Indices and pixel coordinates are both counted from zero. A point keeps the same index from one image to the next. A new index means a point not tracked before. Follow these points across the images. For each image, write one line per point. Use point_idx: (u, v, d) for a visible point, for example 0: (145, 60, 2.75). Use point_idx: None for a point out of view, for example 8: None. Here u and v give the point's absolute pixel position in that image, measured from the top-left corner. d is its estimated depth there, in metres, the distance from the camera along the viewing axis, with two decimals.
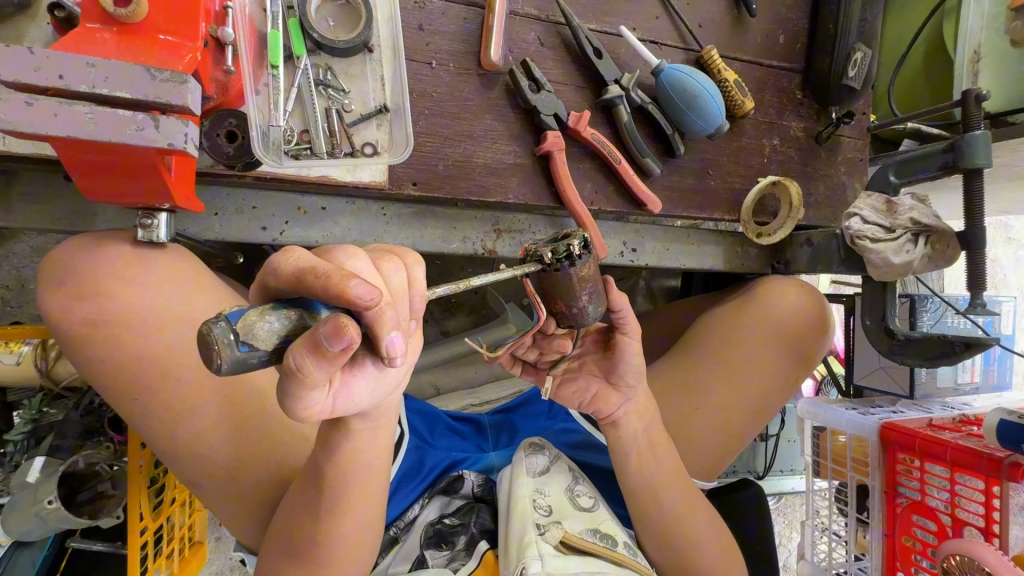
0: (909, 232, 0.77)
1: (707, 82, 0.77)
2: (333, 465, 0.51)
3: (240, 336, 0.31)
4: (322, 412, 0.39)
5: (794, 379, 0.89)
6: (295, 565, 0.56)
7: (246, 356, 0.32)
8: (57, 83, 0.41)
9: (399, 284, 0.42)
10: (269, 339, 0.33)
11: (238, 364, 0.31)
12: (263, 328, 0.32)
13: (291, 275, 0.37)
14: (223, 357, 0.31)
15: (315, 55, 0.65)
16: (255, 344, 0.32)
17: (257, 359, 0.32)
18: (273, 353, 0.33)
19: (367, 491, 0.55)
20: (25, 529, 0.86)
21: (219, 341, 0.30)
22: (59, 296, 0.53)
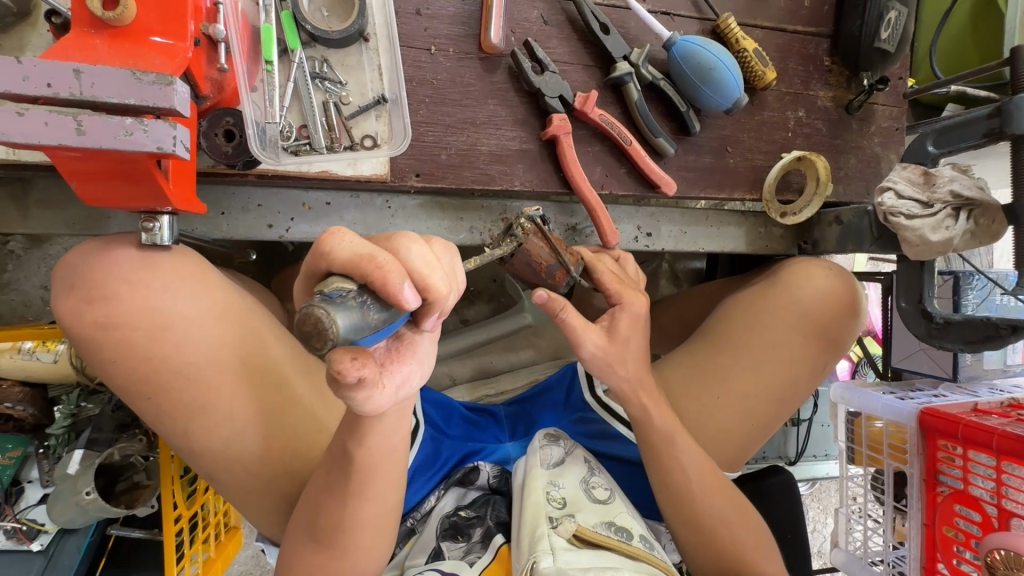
0: (949, 207, 0.71)
1: (723, 53, 0.73)
2: (350, 448, 0.51)
3: (325, 298, 0.36)
4: (389, 403, 0.43)
5: (824, 366, 0.85)
6: (315, 549, 0.57)
7: (347, 307, 0.36)
8: (45, 91, 0.41)
9: (450, 264, 0.45)
10: (351, 297, 0.37)
11: (343, 313, 0.35)
12: (336, 288, 0.38)
13: (346, 260, 0.40)
14: (327, 313, 0.34)
15: (311, 47, 0.64)
16: (343, 298, 0.36)
17: (354, 306, 0.36)
18: (362, 305, 0.37)
19: (376, 487, 0.55)
20: (69, 518, 0.90)
21: (313, 304, 0.34)
22: (70, 300, 0.54)
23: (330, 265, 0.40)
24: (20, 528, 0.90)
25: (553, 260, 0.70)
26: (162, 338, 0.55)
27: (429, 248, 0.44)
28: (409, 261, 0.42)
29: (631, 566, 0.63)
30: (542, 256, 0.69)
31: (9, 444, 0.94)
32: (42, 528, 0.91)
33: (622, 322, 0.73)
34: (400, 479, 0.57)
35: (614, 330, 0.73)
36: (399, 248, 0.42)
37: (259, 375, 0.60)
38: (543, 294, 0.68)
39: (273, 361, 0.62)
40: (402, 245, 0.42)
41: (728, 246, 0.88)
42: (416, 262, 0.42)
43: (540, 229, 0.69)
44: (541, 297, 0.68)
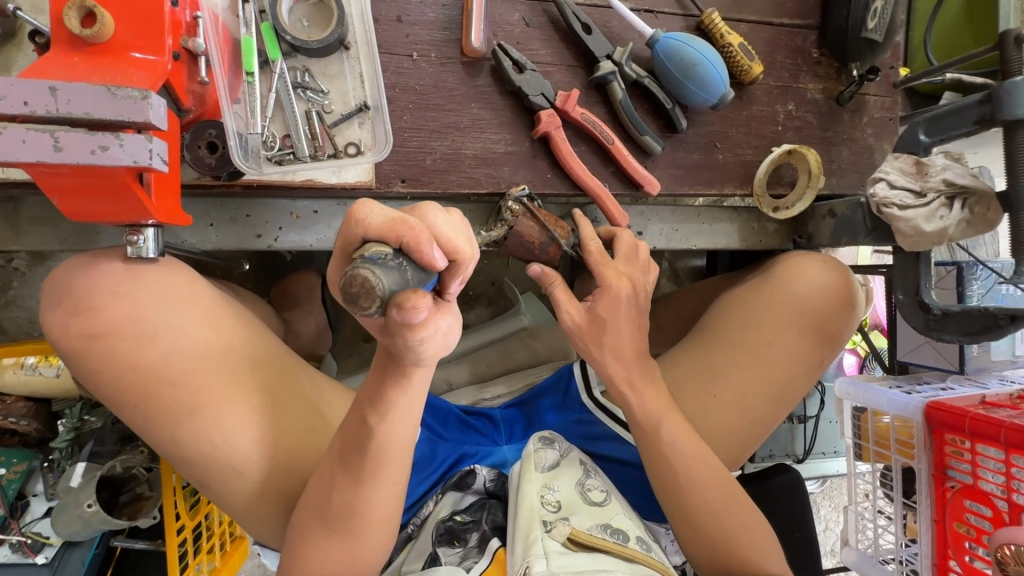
0: (942, 196, 0.70)
1: (706, 49, 0.72)
2: (368, 426, 0.52)
3: (367, 260, 0.38)
4: (439, 352, 0.45)
5: (823, 361, 0.83)
6: (327, 534, 0.55)
7: (390, 270, 0.37)
8: (23, 110, 0.42)
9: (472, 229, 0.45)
10: (391, 260, 0.38)
11: (387, 273, 0.37)
12: (374, 252, 0.39)
13: (378, 228, 0.41)
14: (374, 274, 0.36)
15: (292, 57, 0.64)
16: (385, 262, 0.38)
17: (396, 268, 0.38)
18: (402, 268, 0.39)
19: (365, 495, 0.54)
20: (73, 530, 0.91)
21: (359, 267, 0.36)
22: (59, 313, 0.55)
23: (365, 235, 0.41)
24: (26, 541, 0.91)
25: (544, 236, 0.72)
26: (149, 348, 0.55)
27: (454, 215, 0.44)
28: (436, 227, 0.42)
29: (627, 569, 0.63)
30: (533, 233, 0.71)
31: (14, 458, 0.95)
32: (46, 541, 0.92)
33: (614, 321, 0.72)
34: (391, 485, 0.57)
35: (593, 312, 0.72)
36: (424, 217, 0.43)
37: (248, 383, 0.59)
38: (537, 268, 0.70)
39: (262, 368, 0.62)
40: (426, 212, 0.43)
41: (721, 242, 0.87)
42: (443, 228, 0.42)
43: (528, 208, 0.72)
44: (536, 271, 0.70)
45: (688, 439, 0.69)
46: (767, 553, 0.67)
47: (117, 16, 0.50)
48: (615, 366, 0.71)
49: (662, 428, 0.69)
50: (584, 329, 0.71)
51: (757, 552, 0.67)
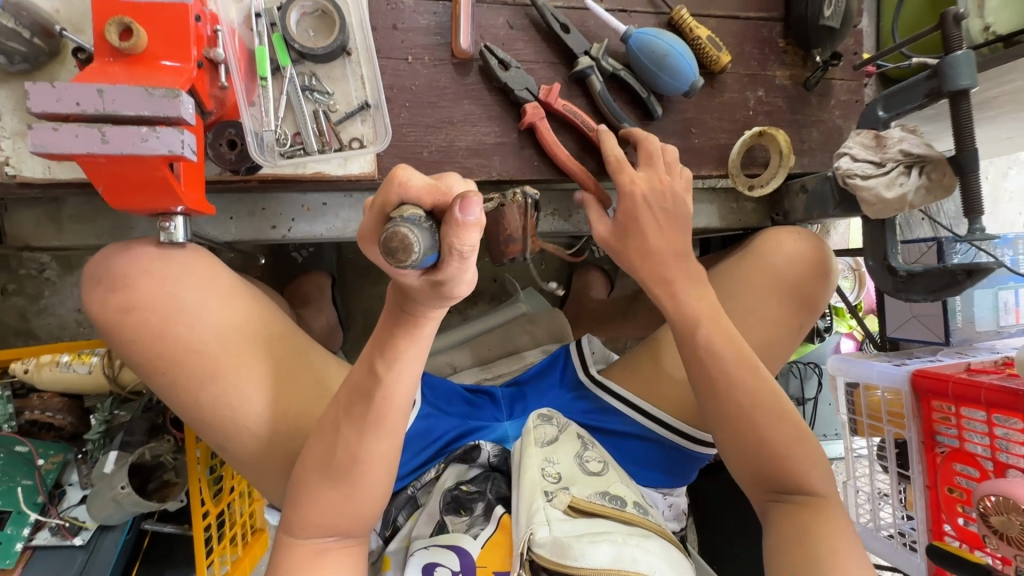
0: (901, 165, 0.75)
1: (676, 41, 0.79)
2: (364, 384, 0.59)
3: (405, 220, 0.44)
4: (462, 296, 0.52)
5: (802, 327, 0.88)
6: (328, 486, 0.61)
7: (422, 226, 0.44)
8: (75, 109, 0.50)
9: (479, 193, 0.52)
10: (423, 218, 0.45)
11: (421, 230, 0.43)
12: (410, 213, 0.45)
13: (417, 191, 0.46)
14: (411, 231, 0.43)
15: (300, 64, 0.72)
16: (419, 220, 0.44)
17: (428, 226, 0.44)
18: (432, 223, 0.45)
19: (372, 444, 0.60)
20: (107, 514, 0.97)
21: (399, 225, 0.42)
22: (99, 293, 0.62)
23: (400, 197, 0.46)
24: (64, 525, 0.98)
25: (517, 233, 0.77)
26: (177, 322, 0.62)
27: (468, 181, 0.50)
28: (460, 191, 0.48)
29: (626, 530, 0.70)
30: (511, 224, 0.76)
31: (51, 450, 1.02)
32: (83, 525, 0.99)
33: None
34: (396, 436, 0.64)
35: None
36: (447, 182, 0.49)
37: (262, 356, 0.66)
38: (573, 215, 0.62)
39: (276, 343, 0.68)
40: (449, 178, 0.48)
41: (701, 222, 0.93)
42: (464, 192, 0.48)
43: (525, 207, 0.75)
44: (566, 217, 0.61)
45: (730, 346, 0.69)
46: (814, 468, 0.66)
47: (150, 32, 0.58)
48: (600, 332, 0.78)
49: (697, 332, 0.70)
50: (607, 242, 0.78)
51: (804, 465, 0.66)
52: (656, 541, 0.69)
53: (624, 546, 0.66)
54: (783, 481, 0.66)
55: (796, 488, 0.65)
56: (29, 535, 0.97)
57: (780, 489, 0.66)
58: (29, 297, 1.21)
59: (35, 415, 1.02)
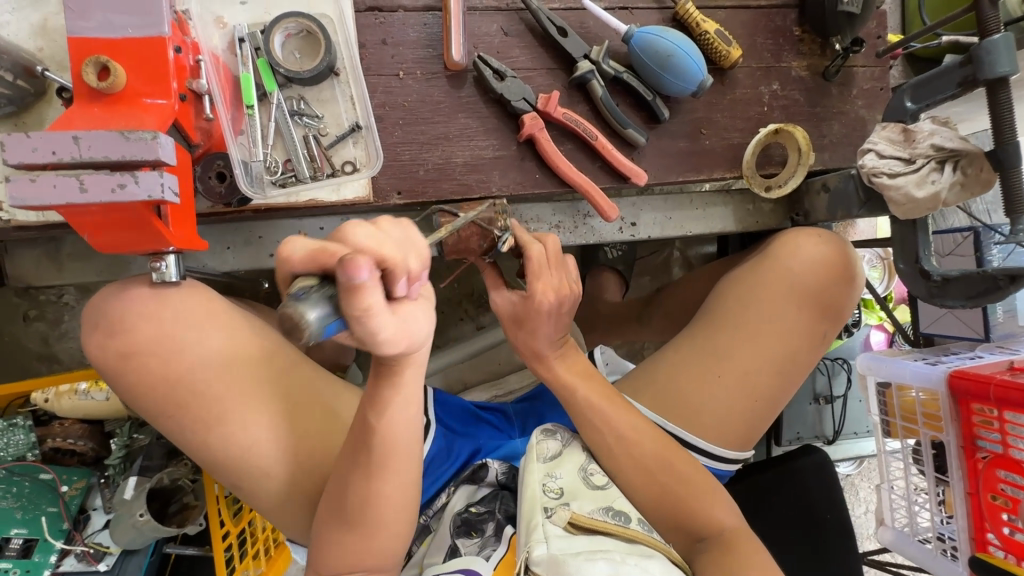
0: (932, 161, 0.69)
1: (681, 40, 0.74)
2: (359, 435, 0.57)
3: (292, 298, 0.39)
4: (407, 339, 0.47)
5: (824, 336, 0.84)
6: (352, 505, 0.59)
7: (311, 297, 0.39)
8: (52, 158, 0.48)
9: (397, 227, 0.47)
10: (313, 289, 0.40)
11: (312, 305, 0.39)
12: (300, 287, 0.40)
13: (305, 260, 0.42)
14: (298, 309, 0.38)
15: (288, 88, 0.69)
16: (307, 293, 0.39)
17: (319, 297, 0.40)
18: (325, 291, 0.40)
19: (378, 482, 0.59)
20: (129, 539, 0.98)
21: (283, 306, 0.38)
22: (97, 336, 0.61)
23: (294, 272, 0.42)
24: (89, 551, 0.99)
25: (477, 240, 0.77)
26: (177, 362, 0.61)
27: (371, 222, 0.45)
28: (359, 242, 0.42)
29: (626, 548, 0.65)
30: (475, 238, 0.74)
31: (74, 476, 1.04)
32: (107, 550, 1.00)
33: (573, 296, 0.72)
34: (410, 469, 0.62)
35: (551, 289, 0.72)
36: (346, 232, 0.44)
37: (266, 392, 0.64)
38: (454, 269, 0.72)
39: (291, 377, 0.67)
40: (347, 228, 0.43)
41: (717, 226, 0.88)
42: (367, 241, 0.43)
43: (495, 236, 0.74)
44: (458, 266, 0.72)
45: (611, 404, 0.80)
46: (714, 504, 0.76)
47: (129, 68, 0.56)
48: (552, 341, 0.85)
49: (580, 395, 0.81)
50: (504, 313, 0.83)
51: (706, 505, 0.75)
52: (660, 560, 0.65)
53: (623, 565, 0.61)
54: (689, 526, 0.75)
55: (711, 533, 0.74)
56: (55, 562, 0.98)
57: (696, 534, 0.75)
58: (49, 323, 1.23)
59: (57, 443, 1.03)
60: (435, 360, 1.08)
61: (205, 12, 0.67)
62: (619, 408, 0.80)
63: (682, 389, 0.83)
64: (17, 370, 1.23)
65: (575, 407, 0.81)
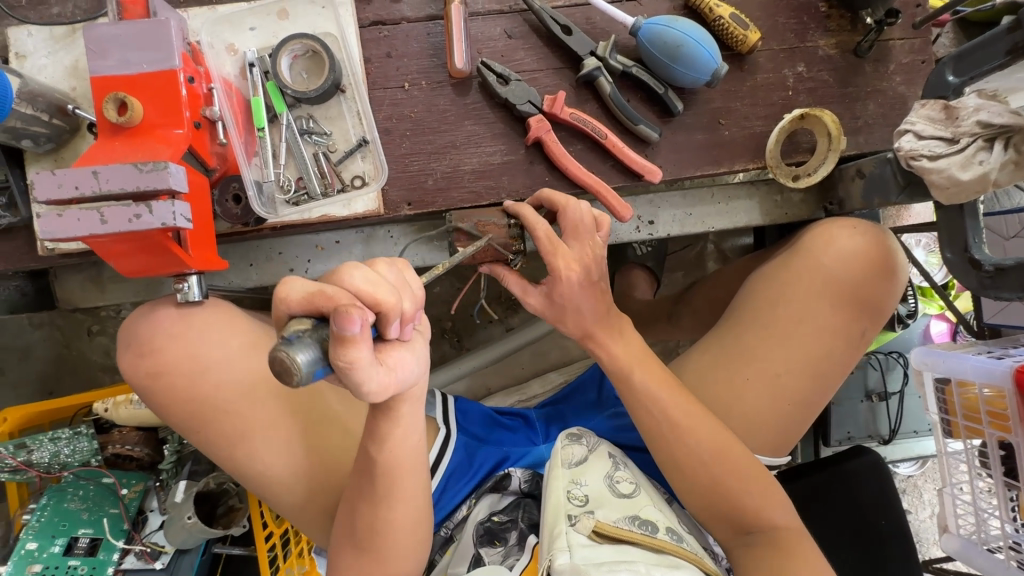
0: (979, 139, 0.63)
1: (691, 28, 0.70)
2: (369, 454, 0.59)
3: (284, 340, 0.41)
4: (393, 385, 0.49)
5: (865, 334, 0.79)
6: (369, 515, 0.61)
7: (299, 342, 0.40)
8: (76, 193, 0.52)
9: (394, 274, 0.49)
10: (305, 335, 0.42)
11: (303, 349, 0.40)
12: (293, 330, 0.42)
13: (299, 300, 0.44)
14: (289, 354, 0.39)
15: (297, 107, 0.71)
16: (298, 337, 0.41)
17: (311, 343, 0.41)
18: (315, 339, 0.42)
19: (397, 494, 0.61)
20: (181, 540, 1.03)
21: (276, 349, 0.39)
22: (129, 356, 0.65)
23: (287, 312, 0.44)
24: (147, 550, 1.06)
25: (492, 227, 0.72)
26: (202, 379, 0.64)
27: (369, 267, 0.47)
28: (354, 286, 0.45)
29: (653, 559, 0.65)
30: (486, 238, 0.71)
31: (133, 480, 1.11)
32: (163, 549, 1.06)
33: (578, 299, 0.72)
34: (418, 478, 0.63)
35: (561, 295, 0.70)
36: (342, 278, 0.45)
37: (286, 405, 0.67)
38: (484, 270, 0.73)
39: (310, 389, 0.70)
40: (343, 273, 0.45)
41: (741, 221, 0.84)
42: (361, 285, 0.45)
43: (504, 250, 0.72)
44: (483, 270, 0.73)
45: (671, 392, 0.70)
46: (770, 502, 0.67)
47: (145, 102, 0.59)
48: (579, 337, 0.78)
49: (635, 379, 0.71)
50: (547, 312, 0.73)
51: (762, 498, 0.67)
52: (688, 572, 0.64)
53: None
54: (737, 517, 0.67)
55: (759, 527, 0.66)
56: (118, 560, 1.05)
57: (744, 526, 0.67)
58: (110, 336, 1.33)
59: (117, 449, 1.10)
60: (459, 365, 1.08)
61: (218, 41, 0.70)
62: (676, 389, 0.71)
63: (711, 395, 0.79)
64: (85, 381, 1.33)
65: (630, 398, 0.71)
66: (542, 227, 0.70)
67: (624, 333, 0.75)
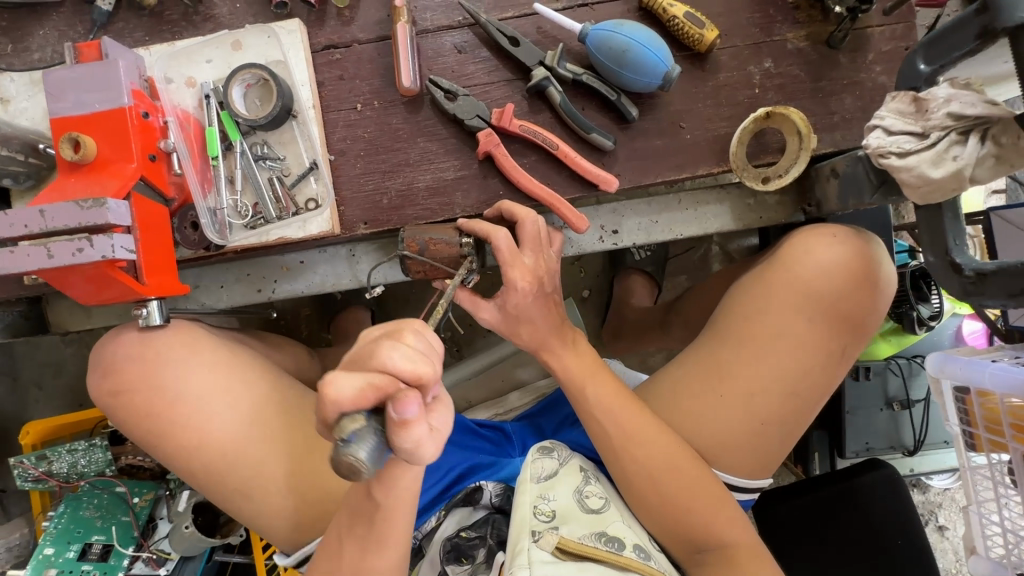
0: (951, 133, 0.57)
1: (638, 31, 0.68)
2: (374, 492, 0.57)
3: (344, 442, 0.43)
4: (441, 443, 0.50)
5: (845, 350, 0.74)
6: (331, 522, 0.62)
7: (362, 441, 0.43)
8: (25, 230, 0.55)
9: (426, 344, 0.47)
10: (366, 432, 0.43)
11: (363, 446, 0.43)
12: (350, 430, 0.43)
13: (355, 398, 0.43)
14: (356, 457, 0.42)
15: (252, 135, 0.73)
16: (361, 437, 0.43)
17: (371, 438, 0.43)
18: (377, 432, 0.44)
19: (387, 541, 0.60)
20: (184, 547, 1.09)
21: (342, 455, 0.42)
22: (97, 377, 0.69)
23: (337, 411, 0.43)
24: (153, 557, 1.11)
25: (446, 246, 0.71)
26: (160, 397, 0.67)
27: (406, 345, 0.45)
28: (400, 372, 0.44)
29: None
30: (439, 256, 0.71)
31: (144, 489, 1.17)
32: (168, 556, 1.12)
33: (528, 309, 0.74)
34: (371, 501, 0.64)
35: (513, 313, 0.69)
36: (387, 367, 0.44)
37: (242, 422, 0.68)
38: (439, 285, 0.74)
39: (271, 406, 0.71)
40: (383, 357, 0.44)
41: (711, 227, 0.80)
42: (406, 369, 0.44)
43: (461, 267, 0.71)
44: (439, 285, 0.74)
45: (620, 405, 0.74)
46: (720, 518, 0.70)
47: (99, 139, 0.63)
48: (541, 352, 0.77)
49: (587, 392, 0.75)
50: (500, 327, 0.75)
51: (712, 518, 0.70)
52: None
53: None
54: (690, 535, 0.70)
55: (710, 544, 0.70)
56: (127, 565, 1.11)
57: (696, 545, 0.71)
58: None
59: (130, 459, 1.18)
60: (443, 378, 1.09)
61: (177, 76, 0.73)
62: (632, 409, 0.74)
63: (683, 413, 0.76)
64: None
65: (583, 408, 0.75)
66: (503, 240, 0.69)
67: (576, 341, 0.79)
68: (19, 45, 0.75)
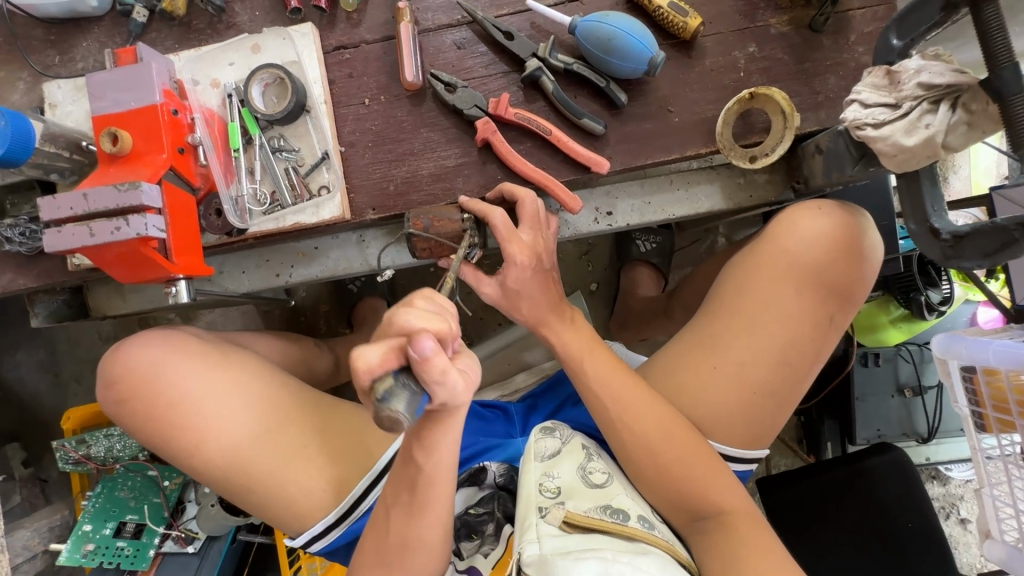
0: (923, 102, 0.59)
1: (623, 21, 0.72)
2: (417, 459, 0.61)
3: (381, 400, 0.44)
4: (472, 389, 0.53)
5: (835, 319, 0.76)
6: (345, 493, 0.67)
7: (398, 395, 0.44)
8: (71, 212, 0.63)
9: (439, 302, 0.50)
10: (397, 387, 0.45)
11: (400, 400, 0.44)
12: (383, 391, 0.44)
13: (383, 360, 0.45)
14: (397, 411, 0.44)
15: (270, 129, 0.80)
16: (394, 392, 0.44)
17: (403, 391, 0.45)
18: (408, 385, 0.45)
19: (425, 508, 0.65)
20: (210, 526, 1.16)
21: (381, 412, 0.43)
22: (109, 388, 0.75)
23: (368, 378, 0.45)
24: (181, 535, 1.19)
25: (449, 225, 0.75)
26: (165, 388, 0.74)
27: (418, 306, 0.48)
28: (416, 327, 0.46)
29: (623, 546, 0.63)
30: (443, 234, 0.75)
31: (173, 473, 1.24)
32: (195, 535, 1.19)
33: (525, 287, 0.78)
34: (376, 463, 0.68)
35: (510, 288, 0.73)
36: (405, 326, 0.46)
37: (246, 407, 0.75)
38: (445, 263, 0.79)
39: (271, 392, 0.78)
40: (400, 320, 0.47)
41: (702, 207, 0.84)
42: (419, 324, 0.46)
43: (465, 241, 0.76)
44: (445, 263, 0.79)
45: (615, 380, 0.77)
46: (716, 486, 0.72)
47: (134, 134, 0.70)
48: (540, 329, 0.81)
49: (585, 366, 0.78)
50: (500, 302, 0.80)
51: (708, 484, 0.72)
52: (654, 558, 0.62)
53: (614, 564, 0.58)
54: (687, 503, 0.72)
55: (708, 512, 0.71)
56: (158, 543, 1.19)
57: (694, 513, 0.72)
58: None
59: None
60: None
61: (204, 78, 0.80)
62: (626, 381, 0.77)
63: (677, 386, 0.79)
64: None
65: (581, 383, 0.78)
66: (498, 216, 0.74)
67: (575, 319, 0.82)
68: (65, 56, 0.83)
